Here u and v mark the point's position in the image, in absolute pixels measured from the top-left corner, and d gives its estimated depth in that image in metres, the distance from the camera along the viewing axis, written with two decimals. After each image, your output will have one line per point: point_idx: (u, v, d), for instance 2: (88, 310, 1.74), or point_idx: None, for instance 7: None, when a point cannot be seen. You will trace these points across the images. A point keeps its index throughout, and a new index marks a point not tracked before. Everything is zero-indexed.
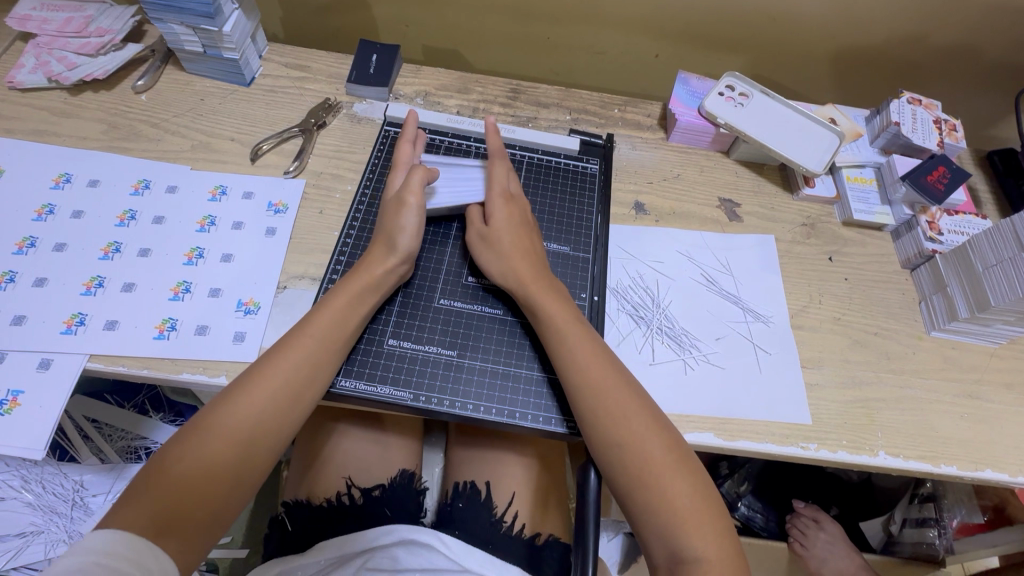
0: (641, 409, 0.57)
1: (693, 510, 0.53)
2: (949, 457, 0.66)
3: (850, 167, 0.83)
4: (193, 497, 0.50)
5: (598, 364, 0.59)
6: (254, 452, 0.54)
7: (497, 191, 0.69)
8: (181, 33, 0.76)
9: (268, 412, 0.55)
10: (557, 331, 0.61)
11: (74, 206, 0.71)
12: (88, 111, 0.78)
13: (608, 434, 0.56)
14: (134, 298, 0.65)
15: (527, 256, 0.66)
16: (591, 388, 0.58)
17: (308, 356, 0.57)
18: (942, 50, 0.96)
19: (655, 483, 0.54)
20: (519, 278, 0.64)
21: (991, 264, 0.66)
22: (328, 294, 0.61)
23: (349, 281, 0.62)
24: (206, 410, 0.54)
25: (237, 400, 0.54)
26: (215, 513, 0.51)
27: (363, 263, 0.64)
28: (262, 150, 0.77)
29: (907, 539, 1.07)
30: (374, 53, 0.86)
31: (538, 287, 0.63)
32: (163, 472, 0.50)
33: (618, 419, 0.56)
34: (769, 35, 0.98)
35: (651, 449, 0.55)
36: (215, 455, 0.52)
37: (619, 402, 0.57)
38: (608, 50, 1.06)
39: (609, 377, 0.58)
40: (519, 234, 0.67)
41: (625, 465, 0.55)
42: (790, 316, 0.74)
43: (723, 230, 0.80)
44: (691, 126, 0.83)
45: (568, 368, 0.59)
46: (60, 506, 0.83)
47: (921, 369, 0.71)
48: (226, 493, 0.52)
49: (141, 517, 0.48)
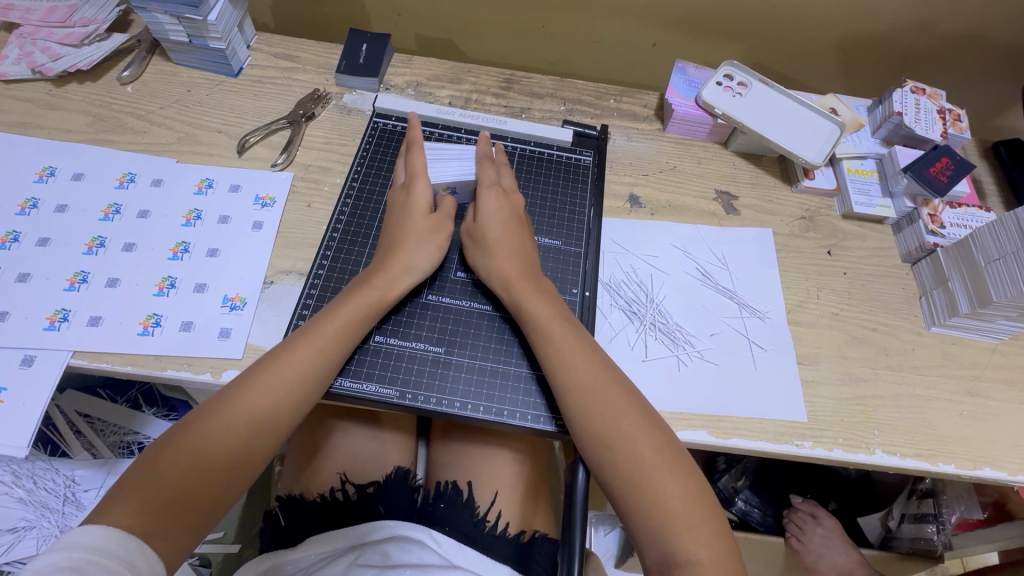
0: (632, 409, 0.56)
1: (684, 513, 0.52)
2: (948, 456, 0.64)
3: (851, 159, 0.81)
4: (187, 497, 0.49)
5: (588, 363, 0.58)
6: (249, 456, 0.53)
7: (486, 185, 0.67)
8: (166, 22, 0.74)
9: (267, 416, 0.54)
10: (544, 329, 0.60)
11: (58, 200, 0.70)
12: (73, 104, 0.77)
13: (597, 432, 0.55)
14: (118, 293, 0.64)
15: (517, 252, 0.65)
16: (580, 388, 0.57)
17: (313, 362, 0.56)
18: (948, 37, 0.93)
19: (647, 484, 0.53)
20: (504, 277, 0.63)
21: (993, 258, 0.64)
22: (337, 298, 0.61)
23: (358, 289, 0.61)
24: (201, 411, 0.53)
25: (237, 403, 0.53)
26: (206, 513, 0.50)
27: (374, 271, 0.62)
28: (249, 143, 0.76)
29: (904, 534, 1.06)
30: (364, 43, 0.84)
31: (522, 287, 0.62)
32: (154, 470, 0.49)
33: (609, 418, 0.55)
34: (770, 22, 0.95)
35: (643, 449, 0.54)
36: (211, 456, 0.51)
37: (610, 403, 0.56)
38: (604, 39, 1.04)
39: (599, 377, 0.57)
40: (508, 230, 0.65)
41: (614, 466, 0.54)
42: (787, 312, 0.72)
43: (720, 223, 0.79)
44: (688, 117, 0.81)
45: (555, 365, 0.58)
46: (51, 502, 0.84)
47: (919, 366, 0.70)
48: (217, 495, 0.51)
49: (131, 516, 0.46)
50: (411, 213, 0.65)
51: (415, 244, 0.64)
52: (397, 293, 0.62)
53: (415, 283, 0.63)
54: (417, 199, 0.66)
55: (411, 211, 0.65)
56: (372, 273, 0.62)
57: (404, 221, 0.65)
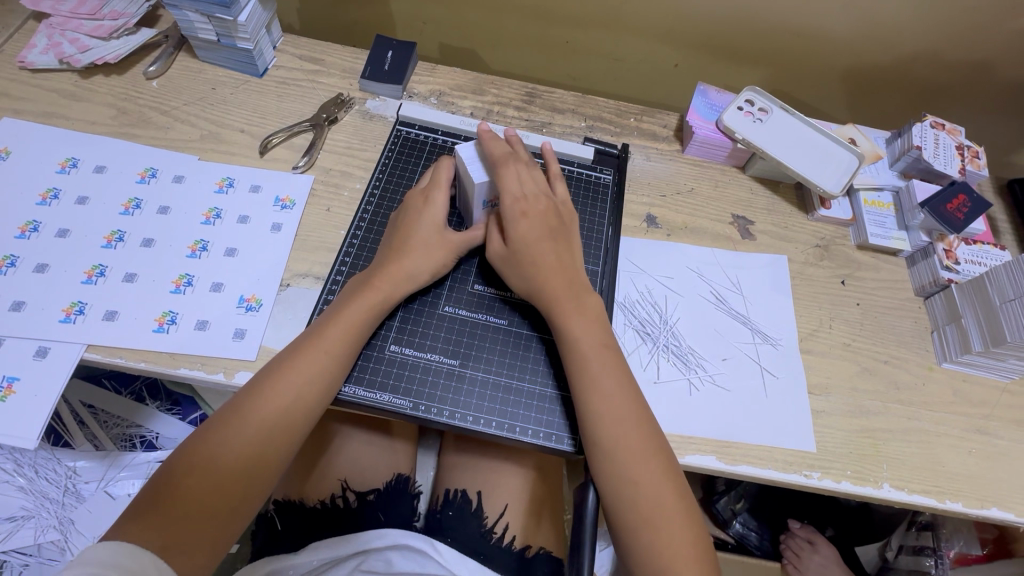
0: (653, 452, 0.56)
1: (684, 557, 0.52)
2: (955, 494, 0.64)
3: (868, 190, 0.81)
4: (202, 509, 0.49)
5: (622, 394, 0.58)
6: (265, 466, 0.53)
7: (511, 202, 0.63)
8: (195, 20, 0.75)
9: (279, 425, 0.54)
10: (578, 354, 0.59)
11: (78, 192, 0.70)
12: (97, 95, 0.78)
13: (620, 465, 0.55)
14: (136, 288, 0.64)
15: (559, 268, 0.63)
16: (610, 419, 0.56)
17: (319, 370, 0.56)
18: (968, 73, 0.94)
19: (660, 524, 0.53)
20: (548, 288, 0.62)
21: (1009, 298, 0.64)
22: (344, 303, 0.60)
23: (364, 294, 0.60)
24: (214, 422, 0.53)
25: (248, 413, 0.53)
26: (223, 524, 0.50)
27: (374, 275, 0.62)
28: (272, 144, 0.76)
29: (902, 565, 1.05)
30: (389, 50, 0.85)
31: (572, 302, 0.61)
32: (171, 485, 0.50)
33: (636, 454, 0.55)
34: (793, 50, 0.96)
35: (662, 492, 0.54)
36: (225, 466, 0.51)
37: (637, 437, 0.56)
38: (626, 58, 1.05)
39: (629, 411, 0.57)
40: (548, 247, 0.63)
41: (632, 500, 0.54)
42: (800, 340, 0.72)
43: (735, 247, 0.79)
44: (709, 140, 0.82)
45: (589, 393, 0.58)
46: (51, 492, 0.85)
47: (929, 402, 0.70)
48: (234, 505, 0.51)
49: (147, 532, 0.47)
50: (425, 221, 0.65)
51: (425, 252, 0.63)
52: (403, 295, 0.62)
53: (415, 289, 0.63)
54: (436, 213, 0.66)
55: (427, 223, 0.65)
56: (377, 279, 0.61)
57: (419, 227, 0.65)
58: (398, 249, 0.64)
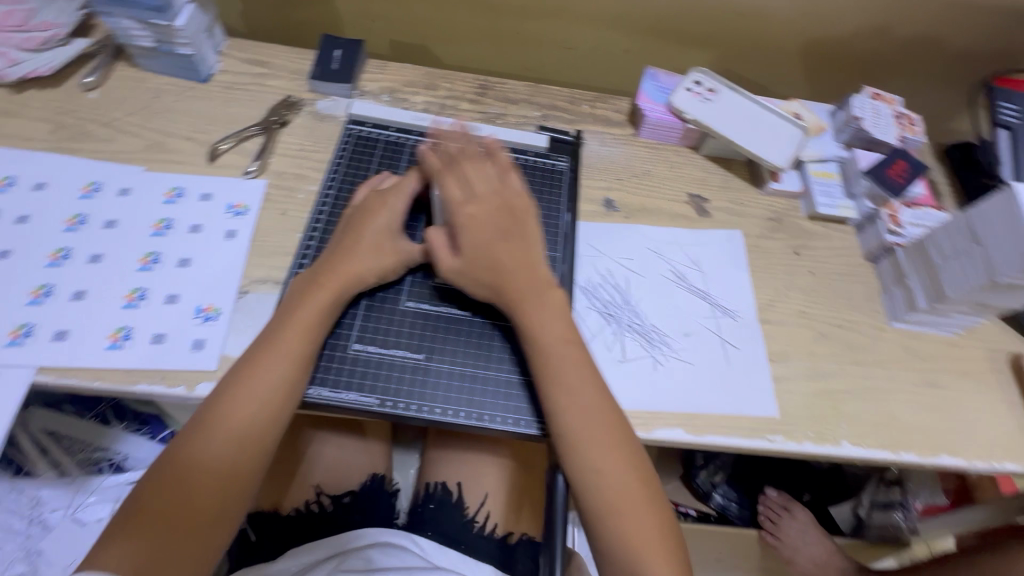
0: (618, 440, 0.57)
1: (653, 535, 0.54)
2: (910, 445, 0.67)
3: (814, 162, 0.84)
4: (176, 526, 0.49)
5: (587, 385, 0.58)
6: (236, 479, 0.53)
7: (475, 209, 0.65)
8: (130, 27, 0.73)
9: (247, 435, 0.53)
10: (547, 347, 0.60)
11: (18, 211, 0.67)
12: (32, 110, 0.75)
13: (586, 457, 0.56)
14: (85, 306, 0.62)
15: (524, 263, 0.63)
16: (575, 412, 0.57)
17: (280, 376, 0.55)
18: (905, 44, 0.98)
19: (625, 510, 0.54)
20: (521, 280, 0.62)
21: (947, 256, 0.68)
22: (294, 306, 0.59)
23: (315, 292, 0.60)
24: (179, 441, 0.53)
25: (213, 426, 0.53)
26: (203, 538, 0.50)
27: (323, 274, 0.61)
28: (220, 151, 0.75)
29: (875, 522, 1.09)
30: (336, 49, 0.84)
31: (541, 292, 0.62)
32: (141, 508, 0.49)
33: (601, 446, 0.56)
34: (738, 30, 0.98)
35: (625, 479, 0.55)
36: (197, 483, 0.51)
37: (602, 427, 0.57)
38: (578, 46, 1.06)
39: (594, 400, 0.58)
40: (514, 250, 0.64)
41: (607, 484, 0.55)
42: (757, 310, 0.75)
43: (692, 225, 0.81)
44: (660, 122, 0.84)
45: (562, 382, 0.58)
46: (15, 523, 0.83)
47: (882, 360, 0.73)
48: (211, 519, 0.51)
49: (123, 556, 0.46)
50: (375, 224, 0.65)
51: (372, 254, 0.63)
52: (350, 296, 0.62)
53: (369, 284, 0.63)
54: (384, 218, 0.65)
55: (377, 226, 0.65)
56: (330, 278, 0.61)
57: (365, 231, 0.64)
58: (342, 249, 0.63)
